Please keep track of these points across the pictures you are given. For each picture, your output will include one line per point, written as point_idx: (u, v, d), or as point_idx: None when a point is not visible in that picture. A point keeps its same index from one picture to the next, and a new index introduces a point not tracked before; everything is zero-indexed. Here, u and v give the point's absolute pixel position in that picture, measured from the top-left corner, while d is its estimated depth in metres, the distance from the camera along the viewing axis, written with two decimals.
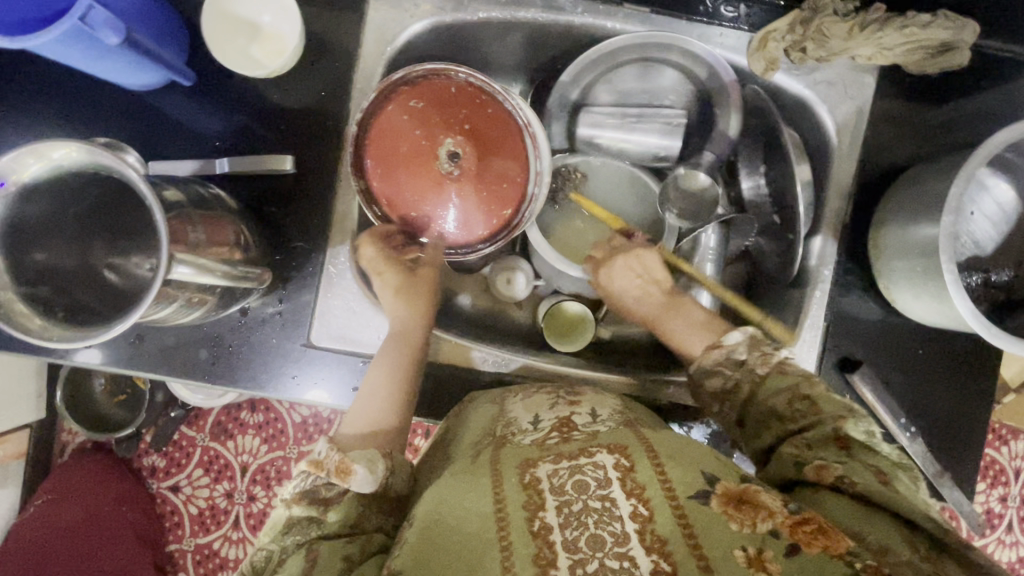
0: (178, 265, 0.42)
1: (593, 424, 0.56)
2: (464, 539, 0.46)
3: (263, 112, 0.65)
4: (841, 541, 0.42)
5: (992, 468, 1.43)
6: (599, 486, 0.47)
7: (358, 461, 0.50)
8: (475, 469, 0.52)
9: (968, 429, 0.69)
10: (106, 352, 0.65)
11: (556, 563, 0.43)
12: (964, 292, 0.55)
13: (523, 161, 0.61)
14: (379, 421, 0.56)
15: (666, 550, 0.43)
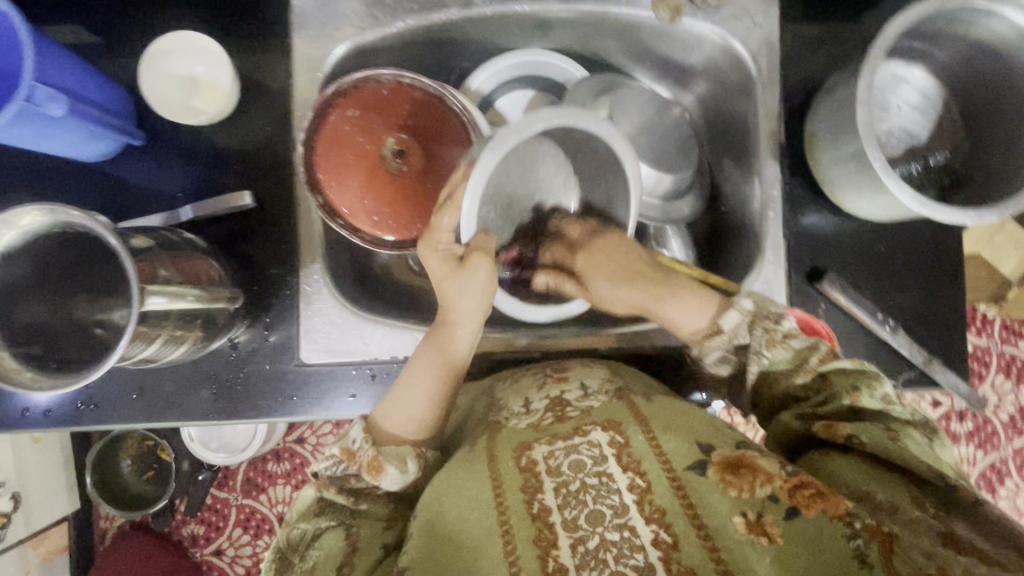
0: (151, 297, 0.45)
1: (584, 400, 0.58)
2: (468, 528, 0.50)
3: (216, 157, 0.69)
4: (839, 504, 0.45)
5: (1014, 365, 1.47)
6: (595, 464, 0.51)
7: (389, 462, 0.55)
8: (473, 456, 0.55)
9: (949, 314, 0.70)
10: (112, 413, 0.69)
11: (557, 543, 0.47)
12: (900, 181, 0.57)
13: (464, 138, 0.71)
14: (421, 416, 0.59)
15: (666, 520, 0.47)
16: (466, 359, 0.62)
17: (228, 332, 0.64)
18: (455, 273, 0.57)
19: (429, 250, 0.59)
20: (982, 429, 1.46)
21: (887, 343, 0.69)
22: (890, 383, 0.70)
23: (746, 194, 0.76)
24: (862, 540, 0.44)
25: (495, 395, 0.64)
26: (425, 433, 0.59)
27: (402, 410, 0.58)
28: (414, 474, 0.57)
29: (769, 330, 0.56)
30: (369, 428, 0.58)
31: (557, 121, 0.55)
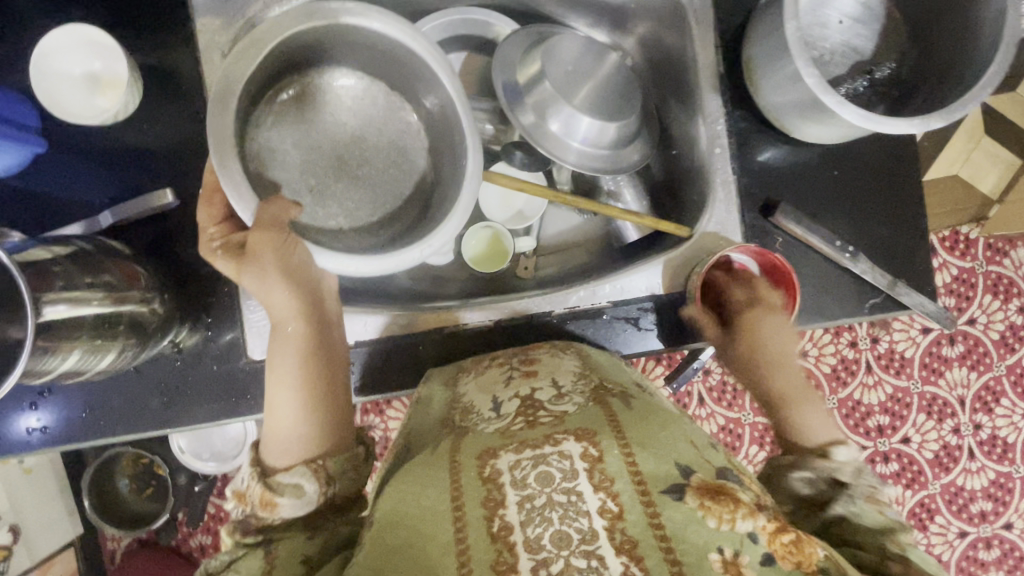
0: (48, 305, 0.46)
1: (557, 404, 0.56)
2: (424, 541, 0.46)
3: (130, 156, 0.65)
4: (812, 558, 0.45)
5: (1001, 284, 1.45)
6: (565, 478, 0.47)
7: (281, 495, 0.51)
8: (435, 464, 0.52)
9: (911, 232, 0.68)
10: (58, 433, 0.66)
11: (517, 567, 0.43)
12: (842, 100, 0.55)
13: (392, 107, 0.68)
14: (303, 433, 0.55)
15: (638, 553, 0.43)
16: (322, 337, 0.58)
17: (165, 336, 0.62)
18: (242, 264, 0.54)
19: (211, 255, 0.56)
20: (974, 352, 1.45)
21: (850, 271, 0.67)
22: (856, 310, 0.67)
23: (692, 134, 0.73)
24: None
25: (459, 400, 0.62)
26: (317, 445, 0.55)
27: (276, 430, 0.55)
28: (319, 499, 0.52)
29: (871, 485, 0.52)
30: (258, 462, 0.54)
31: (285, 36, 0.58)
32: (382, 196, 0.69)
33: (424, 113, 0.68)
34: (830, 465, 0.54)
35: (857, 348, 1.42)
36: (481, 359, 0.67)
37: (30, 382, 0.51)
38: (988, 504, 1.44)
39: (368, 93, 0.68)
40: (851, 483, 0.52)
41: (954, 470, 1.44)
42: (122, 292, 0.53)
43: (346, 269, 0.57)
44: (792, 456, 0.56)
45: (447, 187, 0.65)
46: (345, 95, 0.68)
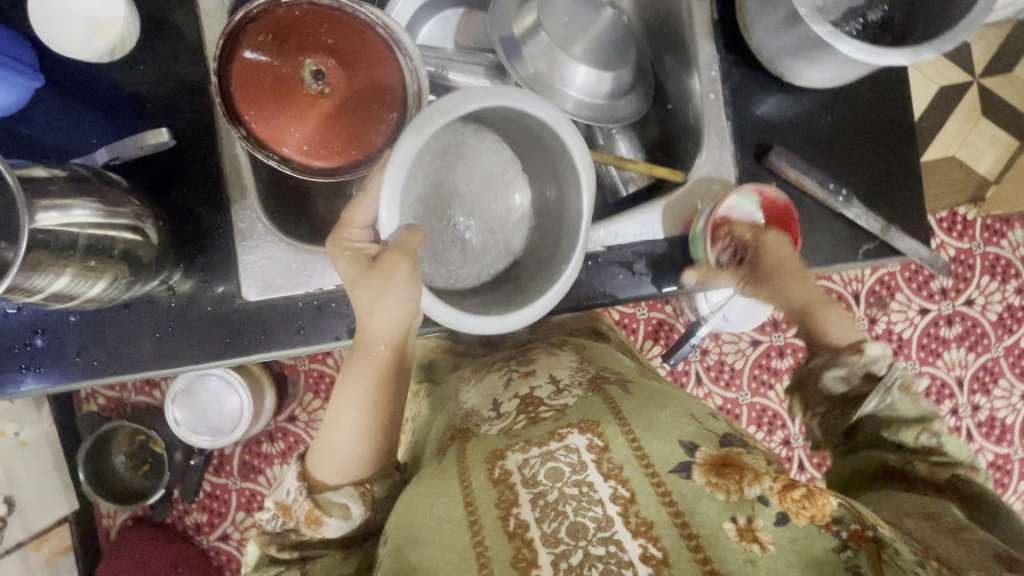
0: (41, 212, 0.47)
1: (557, 399, 0.60)
2: (440, 543, 0.50)
3: (125, 100, 0.66)
4: (827, 511, 0.46)
5: (999, 265, 1.44)
6: (574, 472, 0.51)
7: (328, 515, 0.58)
8: (445, 470, 0.56)
9: (905, 179, 0.68)
10: (46, 376, 0.66)
11: (537, 562, 0.47)
12: (841, 35, 0.54)
13: (394, 64, 0.69)
14: (356, 454, 0.61)
15: (654, 534, 0.47)
16: (395, 378, 0.62)
17: (155, 277, 0.63)
18: (366, 272, 0.56)
19: (338, 250, 0.59)
20: (971, 333, 1.44)
21: (844, 216, 0.67)
22: (849, 256, 0.68)
23: (686, 85, 0.73)
24: (852, 551, 0.45)
25: (462, 405, 0.69)
26: (365, 471, 0.62)
27: (337, 448, 0.60)
28: (360, 517, 0.60)
29: (905, 373, 0.53)
30: (303, 476, 0.61)
31: (489, 101, 0.53)
32: (484, 254, 0.64)
33: (538, 200, 0.64)
34: (865, 360, 0.54)
35: None
36: (480, 372, 0.75)
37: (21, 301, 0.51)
38: None
39: (505, 161, 0.64)
40: (887, 375, 0.53)
41: None
42: (115, 206, 0.53)
43: (435, 312, 0.54)
44: (826, 355, 0.56)
45: (537, 274, 0.61)
46: (486, 164, 0.63)
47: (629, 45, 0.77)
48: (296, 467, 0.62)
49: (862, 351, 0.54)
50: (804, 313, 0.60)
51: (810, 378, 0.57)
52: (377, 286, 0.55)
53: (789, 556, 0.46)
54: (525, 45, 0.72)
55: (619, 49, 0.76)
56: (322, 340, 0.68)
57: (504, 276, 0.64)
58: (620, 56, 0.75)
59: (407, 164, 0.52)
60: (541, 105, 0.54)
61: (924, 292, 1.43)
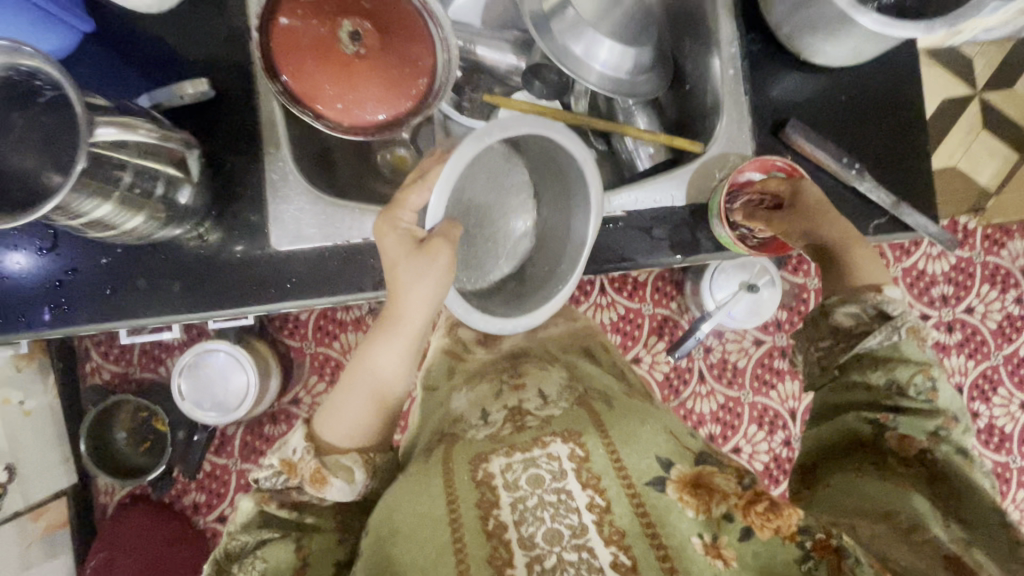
0: (100, 125, 0.48)
1: (543, 409, 0.66)
2: (419, 539, 0.52)
3: (171, 57, 0.71)
4: (791, 524, 0.49)
5: (998, 274, 1.45)
6: (555, 478, 0.54)
7: (334, 475, 0.58)
8: (427, 472, 0.59)
9: (913, 157, 0.70)
10: (79, 315, 0.69)
11: (513, 562, 0.49)
12: (859, 7, 0.57)
13: (428, 40, 0.71)
14: (364, 427, 0.61)
15: (625, 542, 0.49)
16: (406, 368, 0.64)
17: (178, 230, 0.65)
18: (412, 254, 0.57)
19: (389, 228, 0.60)
20: (972, 341, 1.44)
21: (855, 190, 0.70)
22: (860, 229, 0.70)
23: (702, 65, 0.77)
24: (813, 562, 0.47)
25: (453, 410, 0.73)
26: (367, 442, 0.62)
27: (345, 418, 0.61)
28: (362, 483, 0.60)
29: (913, 320, 0.54)
30: (310, 437, 0.60)
31: (538, 134, 0.58)
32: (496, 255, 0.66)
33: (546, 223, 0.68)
34: (883, 298, 0.54)
35: None
36: (473, 380, 0.78)
37: (63, 223, 0.53)
38: None
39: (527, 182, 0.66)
40: (899, 317, 0.53)
41: None
42: (168, 132, 0.56)
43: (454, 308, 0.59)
44: (842, 293, 0.57)
45: (539, 286, 0.65)
46: (518, 180, 0.66)
47: (651, 24, 0.79)
48: (300, 428, 0.61)
49: (881, 290, 0.55)
50: (831, 252, 0.60)
51: (819, 318, 0.58)
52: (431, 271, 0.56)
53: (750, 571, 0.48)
54: (553, 19, 0.75)
55: (643, 26, 0.78)
56: (348, 290, 0.71)
57: (505, 281, 0.68)
58: (644, 35, 0.78)
59: (459, 167, 0.57)
60: (580, 149, 0.60)
61: (925, 298, 1.43)
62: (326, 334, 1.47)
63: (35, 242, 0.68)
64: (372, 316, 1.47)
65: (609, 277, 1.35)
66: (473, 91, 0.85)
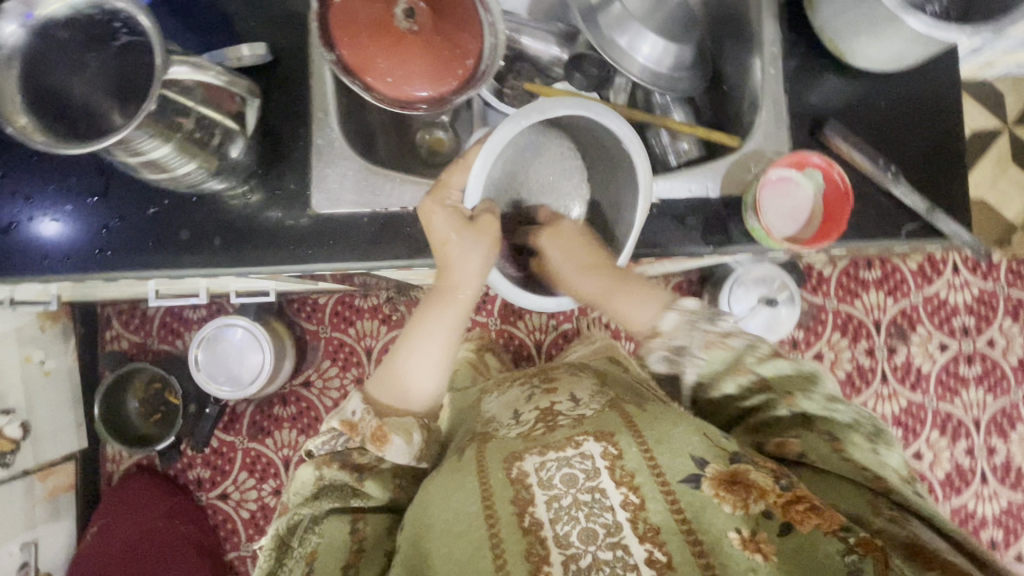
0: (176, 66, 0.50)
1: (574, 411, 0.71)
2: (464, 530, 0.60)
3: (232, 25, 0.74)
4: (832, 520, 0.53)
5: (1021, 309, 1.41)
6: (588, 478, 0.60)
7: (394, 433, 0.67)
8: (467, 467, 0.66)
9: (950, 166, 0.71)
10: (120, 262, 0.71)
11: (548, 558, 0.56)
12: (909, 8, 0.58)
13: (477, 29, 0.73)
14: (417, 391, 0.70)
15: (659, 539, 0.55)
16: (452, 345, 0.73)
17: (224, 182, 0.66)
18: (464, 229, 0.66)
19: (436, 206, 0.67)
20: (991, 374, 1.41)
21: (890, 194, 0.70)
22: (892, 233, 0.70)
23: (743, 65, 0.78)
24: (858, 555, 0.51)
25: (485, 413, 0.81)
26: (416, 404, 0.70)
27: (404, 386, 0.70)
28: (417, 446, 0.69)
29: (717, 329, 0.63)
30: (367, 399, 0.69)
31: (578, 112, 0.65)
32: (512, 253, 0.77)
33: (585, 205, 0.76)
34: (659, 339, 0.66)
35: (873, 358, 1.40)
36: (504, 389, 0.88)
37: (122, 159, 0.55)
38: (998, 533, 1.38)
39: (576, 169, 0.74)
40: (680, 349, 0.64)
41: (965, 493, 1.39)
42: (235, 79, 0.58)
43: (521, 300, 0.67)
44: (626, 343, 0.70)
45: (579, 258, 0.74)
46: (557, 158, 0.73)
47: (694, 23, 0.81)
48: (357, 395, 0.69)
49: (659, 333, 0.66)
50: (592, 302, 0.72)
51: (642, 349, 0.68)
52: (484, 256, 0.67)
53: (788, 563, 0.53)
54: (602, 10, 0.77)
55: (686, 25, 0.80)
56: (384, 258, 0.72)
57: (518, 274, 0.76)
58: (686, 33, 0.80)
59: (500, 146, 0.63)
60: (620, 122, 0.65)
61: (945, 328, 1.41)
62: (342, 320, 1.48)
63: (86, 189, 0.71)
64: (389, 306, 1.47)
65: None
66: (514, 78, 0.86)
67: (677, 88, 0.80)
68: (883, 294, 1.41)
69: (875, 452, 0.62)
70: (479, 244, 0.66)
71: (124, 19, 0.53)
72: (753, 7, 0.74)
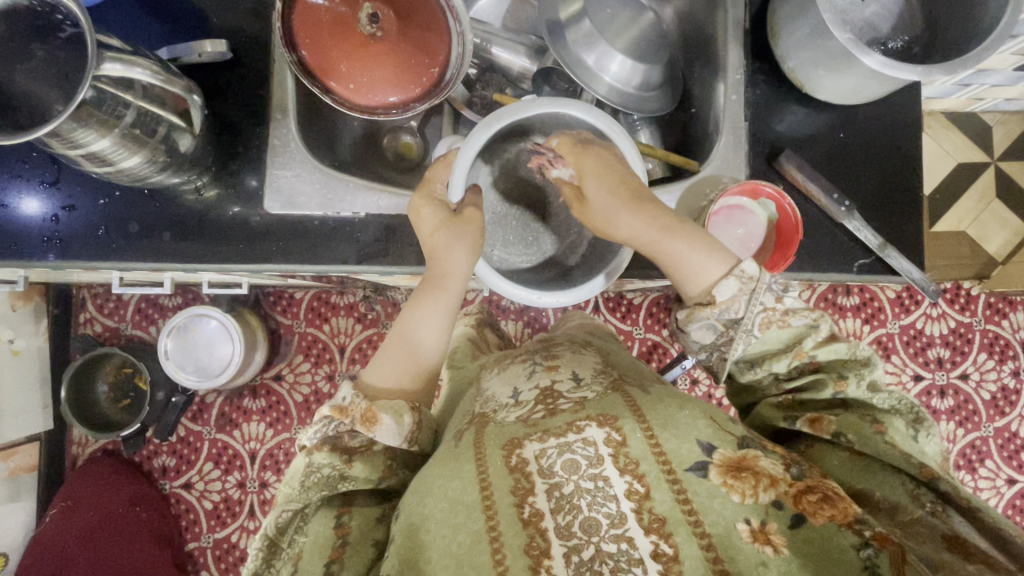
0: (107, 61, 0.51)
1: (575, 391, 0.62)
2: (456, 522, 0.53)
3: (198, 19, 0.74)
4: (847, 510, 0.49)
5: (997, 344, 1.40)
6: (589, 464, 0.54)
7: (384, 413, 0.58)
8: (459, 456, 0.58)
9: (905, 202, 0.71)
10: (71, 250, 0.70)
11: (549, 551, 0.51)
12: (862, 47, 0.58)
13: (445, 30, 0.71)
14: (400, 379, 0.63)
15: (666, 530, 0.50)
16: (435, 345, 0.66)
17: (179, 176, 0.66)
18: (450, 223, 0.63)
19: (423, 202, 0.65)
20: (963, 408, 1.39)
21: (844, 227, 0.70)
22: (844, 266, 0.71)
23: (708, 90, 0.78)
24: (873, 549, 0.47)
25: (484, 392, 0.70)
26: (411, 385, 0.64)
27: (395, 371, 0.63)
28: (408, 427, 0.60)
29: (766, 309, 0.55)
30: (359, 387, 0.62)
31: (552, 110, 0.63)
32: (534, 247, 0.72)
33: None
34: (718, 308, 0.56)
35: None
36: (503, 362, 0.76)
37: (64, 153, 0.55)
38: None
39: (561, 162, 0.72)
40: (742, 321, 0.55)
41: None
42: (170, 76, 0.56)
43: (501, 285, 0.64)
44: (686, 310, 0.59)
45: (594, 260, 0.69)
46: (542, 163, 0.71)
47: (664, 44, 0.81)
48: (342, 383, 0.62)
49: (712, 302, 0.56)
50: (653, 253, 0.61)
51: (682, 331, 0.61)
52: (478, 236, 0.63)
53: (803, 556, 0.48)
54: (569, 25, 0.76)
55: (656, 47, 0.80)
56: (338, 262, 0.72)
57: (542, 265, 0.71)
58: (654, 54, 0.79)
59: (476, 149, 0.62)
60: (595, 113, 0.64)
61: (920, 359, 1.39)
62: (316, 316, 1.47)
63: (39, 176, 0.71)
64: (364, 304, 1.46)
65: (604, 295, 1.31)
66: (483, 88, 0.86)
67: (645, 107, 0.79)
68: (860, 321, 1.39)
69: (916, 439, 0.54)
70: (458, 235, 0.62)
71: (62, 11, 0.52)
72: (720, 34, 0.74)
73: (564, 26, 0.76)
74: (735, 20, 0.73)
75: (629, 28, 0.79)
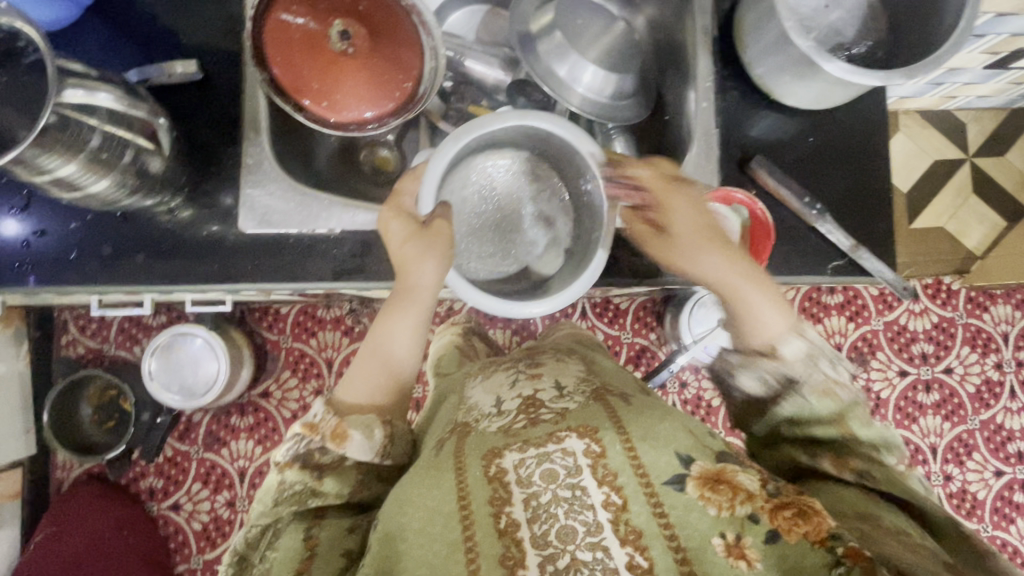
0: (68, 89, 0.51)
1: (557, 401, 0.62)
2: (432, 536, 0.53)
3: (169, 40, 0.74)
4: (819, 525, 0.48)
5: (979, 337, 1.42)
6: (568, 474, 0.54)
7: (353, 429, 0.58)
8: (439, 467, 0.58)
9: (875, 204, 0.72)
10: (45, 275, 0.70)
11: (525, 562, 0.50)
12: (825, 55, 0.59)
13: (416, 45, 0.72)
14: (374, 393, 0.63)
15: (643, 543, 0.50)
16: (407, 357, 0.66)
17: (151, 198, 0.66)
18: (417, 235, 0.63)
19: (393, 215, 0.65)
20: (948, 402, 1.40)
21: (817, 231, 0.71)
22: (818, 268, 0.71)
23: (680, 98, 0.79)
24: (844, 567, 0.46)
25: (467, 400, 0.70)
26: (387, 400, 0.63)
27: (368, 387, 0.63)
28: (380, 442, 0.60)
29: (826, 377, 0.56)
30: (331, 402, 0.62)
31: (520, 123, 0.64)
32: (511, 259, 0.72)
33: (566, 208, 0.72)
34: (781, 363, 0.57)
35: None
36: (488, 370, 0.76)
37: (30, 180, 0.54)
38: None
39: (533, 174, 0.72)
40: (802, 379, 0.56)
41: None
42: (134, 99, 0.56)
43: (467, 294, 0.62)
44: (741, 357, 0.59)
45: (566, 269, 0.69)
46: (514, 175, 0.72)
47: (636, 53, 0.82)
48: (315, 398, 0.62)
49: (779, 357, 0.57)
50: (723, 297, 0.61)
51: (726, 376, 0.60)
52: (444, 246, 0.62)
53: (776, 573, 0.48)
54: (540, 38, 0.77)
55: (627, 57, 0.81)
56: (315, 279, 0.72)
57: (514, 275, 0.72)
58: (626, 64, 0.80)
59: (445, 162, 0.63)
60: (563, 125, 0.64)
61: (904, 355, 1.41)
62: (303, 330, 1.46)
63: (9, 201, 0.70)
64: (352, 317, 1.46)
65: (590, 301, 1.31)
66: (458, 101, 0.86)
67: (618, 116, 0.79)
68: (844, 319, 1.41)
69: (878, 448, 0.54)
70: (426, 248, 0.62)
71: (23, 38, 0.52)
72: (689, 43, 0.75)
73: (536, 39, 0.77)
74: (703, 29, 0.73)
75: (600, 38, 0.80)
